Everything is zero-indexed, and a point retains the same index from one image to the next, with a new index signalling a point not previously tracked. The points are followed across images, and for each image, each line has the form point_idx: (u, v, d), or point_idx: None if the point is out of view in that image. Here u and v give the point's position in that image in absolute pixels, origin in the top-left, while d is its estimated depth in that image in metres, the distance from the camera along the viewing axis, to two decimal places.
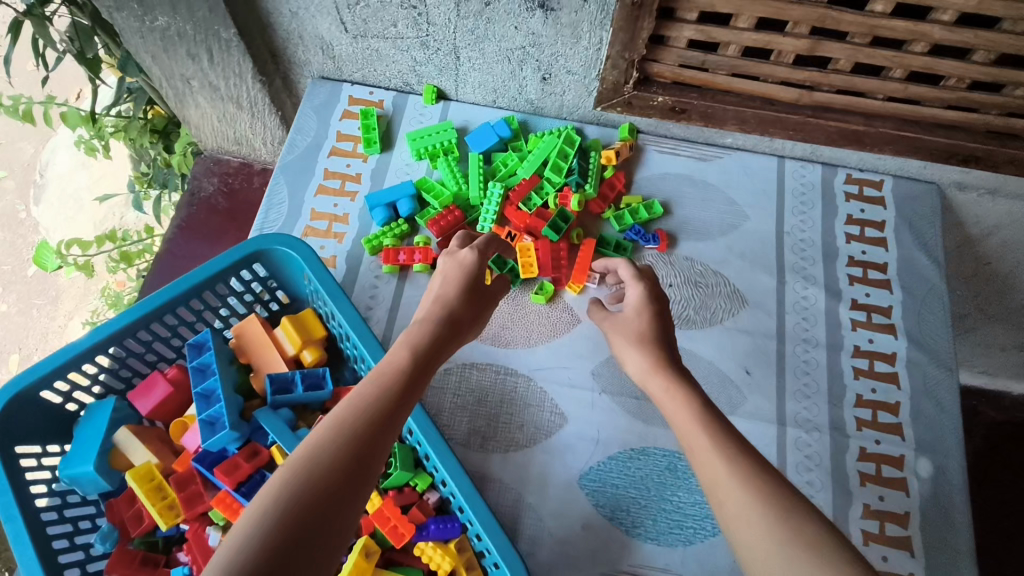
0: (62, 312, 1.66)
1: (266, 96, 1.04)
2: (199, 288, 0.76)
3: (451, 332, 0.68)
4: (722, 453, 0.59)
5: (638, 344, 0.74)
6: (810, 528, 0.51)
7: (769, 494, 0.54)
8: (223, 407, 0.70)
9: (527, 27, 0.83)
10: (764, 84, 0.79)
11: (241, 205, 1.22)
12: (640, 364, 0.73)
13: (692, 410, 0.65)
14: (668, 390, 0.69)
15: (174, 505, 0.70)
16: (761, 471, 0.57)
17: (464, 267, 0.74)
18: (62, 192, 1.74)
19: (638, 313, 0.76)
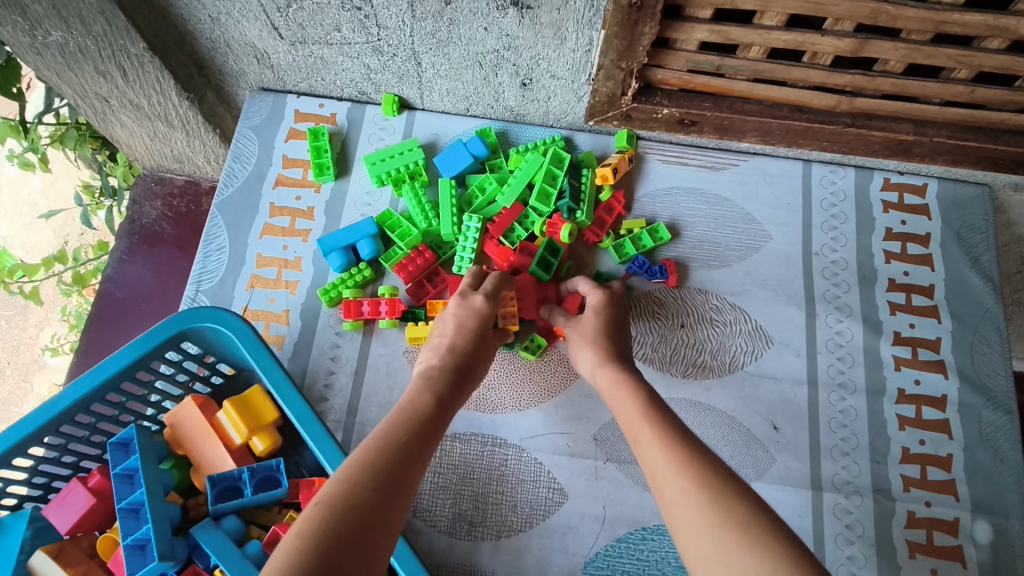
0: (32, 322, 1.50)
1: (199, 114, 0.89)
2: (118, 379, 0.63)
3: (466, 378, 0.62)
4: (663, 439, 0.52)
5: (591, 342, 0.65)
6: (741, 507, 0.45)
7: (706, 481, 0.47)
8: (151, 530, 0.57)
9: (499, 28, 0.67)
10: (794, 90, 0.65)
11: (190, 231, 1.07)
12: (589, 361, 0.65)
13: (635, 399, 0.58)
14: (615, 382, 0.61)
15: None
16: (702, 457, 0.50)
17: (480, 307, 0.66)
18: (14, 200, 1.56)
19: (595, 312, 0.68)
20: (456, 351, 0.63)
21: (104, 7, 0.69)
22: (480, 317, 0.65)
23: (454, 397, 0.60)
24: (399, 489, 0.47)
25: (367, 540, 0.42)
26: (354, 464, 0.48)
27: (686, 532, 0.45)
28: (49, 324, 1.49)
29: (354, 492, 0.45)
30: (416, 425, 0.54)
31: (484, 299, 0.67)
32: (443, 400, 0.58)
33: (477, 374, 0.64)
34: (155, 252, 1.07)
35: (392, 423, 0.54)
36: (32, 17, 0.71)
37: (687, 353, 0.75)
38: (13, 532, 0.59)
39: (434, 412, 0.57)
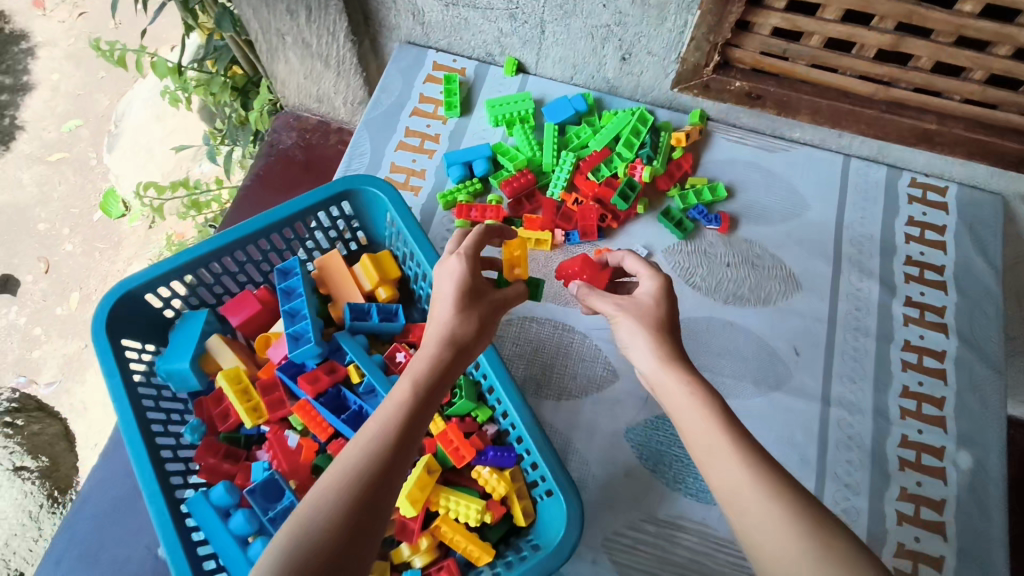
0: (122, 257, 1.86)
1: (355, 55, 1.10)
2: (292, 219, 0.82)
3: (458, 360, 0.60)
4: (746, 459, 0.55)
5: (656, 330, 0.65)
6: (838, 542, 0.49)
7: (799, 512, 0.51)
8: (309, 325, 0.76)
9: (615, 5, 0.87)
10: (843, 77, 0.82)
11: (318, 158, 1.28)
12: (650, 355, 0.64)
13: (705, 405, 0.59)
14: (686, 383, 0.61)
15: (258, 408, 0.76)
16: (786, 484, 0.53)
17: (457, 271, 0.64)
18: (134, 142, 1.91)
19: (656, 299, 0.68)
20: (446, 331, 0.61)
21: None
22: (460, 282, 0.64)
23: (443, 384, 0.58)
24: (378, 491, 0.49)
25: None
26: (330, 477, 0.50)
27: (781, 559, 0.49)
28: (138, 257, 1.85)
29: (324, 509, 0.47)
30: (401, 424, 0.54)
31: (458, 263, 0.65)
32: (433, 391, 0.57)
33: (475, 352, 0.62)
34: (287, 171, 1.27)
35: (376, 428, 0.53)
36: None
37: (729, 286, 0.91)
38: (196, 321, 0.80)
39: (416, 402, 0.56)
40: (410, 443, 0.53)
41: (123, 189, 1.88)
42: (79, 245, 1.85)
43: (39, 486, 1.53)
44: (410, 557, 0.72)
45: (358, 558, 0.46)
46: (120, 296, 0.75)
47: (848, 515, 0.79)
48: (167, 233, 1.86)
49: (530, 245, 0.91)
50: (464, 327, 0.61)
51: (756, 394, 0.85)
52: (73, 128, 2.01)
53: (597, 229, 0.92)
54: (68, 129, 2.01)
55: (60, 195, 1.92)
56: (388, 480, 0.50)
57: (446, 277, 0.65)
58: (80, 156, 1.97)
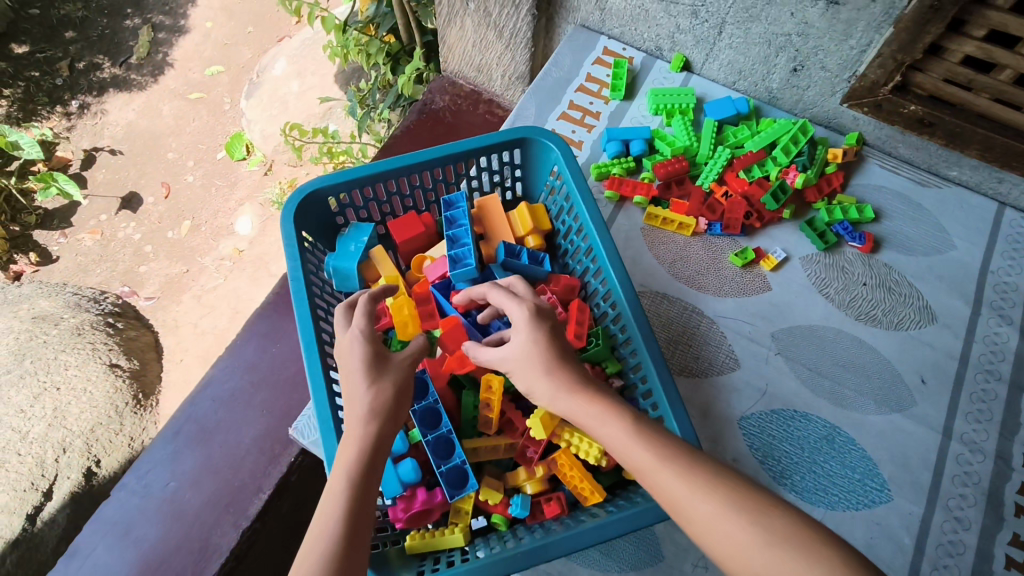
0: (234, 197, 1.96)
1: (530, 30, 1.18)
2: (467, 155, 0.88)
3: (384, 431, 0.60)
4: (674, 467, 0.54)
5: (546, 376, 0.62)
6: (780, 519, 0.50)
7: (734, 501, 0.51)
8: (469, 250, 0.81)
9: (803, 15, 0.91)
10: (1023, 116, 0.82)
11: (464, 124, 1.35)
12: (554, 398, 0.62)
13: (623, 426, 0.58)
14: (595, 411, 0.60)
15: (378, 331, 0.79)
16: (719, 479, 0.53)
17: (359, 350, 0.64)
18: (273, 93, 2.07)
19: (535, 338, 0.64)
20: (367, 410, 0.60)
21: None
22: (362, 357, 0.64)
23: (375, 459, 0.58)
24: None
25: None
26: None
27: (735, 555, 0.49)
28: (251, 198, 1.94)
29: None
30: (344, 514, 0.54)
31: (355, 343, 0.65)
32: (365, 474, 0.57)
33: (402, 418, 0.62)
34: (435, 129, 1.35)
35: (321, 528, 0.53)
36: None
37: (863, 304, 0.92)
38: (365, 231, 0.86)
39: (356, 488, 0.56)
40: (360, 532, 0.53)
41: (252, 133, 2.02)
42: (200, 178, 1.97)
43: (128, 385, 1.58)
44: (524, 481, 0.74)
45: None
46: (308, 193, 0.82)
47: (955, 548, 0.78)
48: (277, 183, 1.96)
49: (671, 228, 0.96)
50: (380, 398, 0.61)
51: (877, 412, 0.85)
52: (216, 73, 2.17)
53: (741, 225, 0.94)
54: (211, 74, 2.17)
55: (194, 129, 2.07)
56: None
57: (346, 360, 0.65)
58: (217, 99, 2.12)
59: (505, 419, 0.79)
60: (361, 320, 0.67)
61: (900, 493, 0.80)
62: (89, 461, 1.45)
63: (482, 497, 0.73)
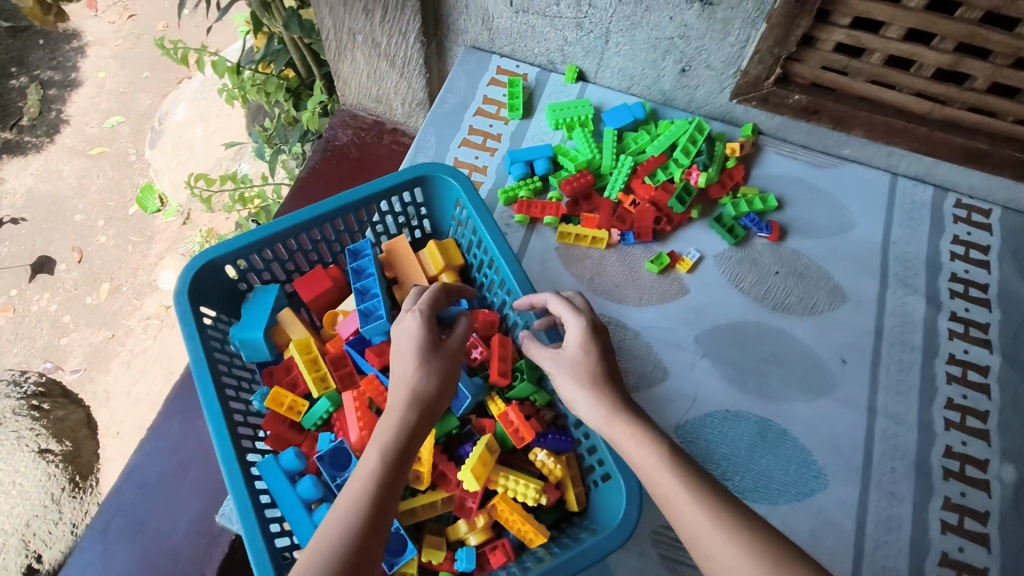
0: (155, 251, 1.86)
1: (422, 55, 1.14)
2: (367, 202, 0.85)
3: (423, 421, 0.58)
4: (703, 502, 0.53)
5: (592, 387, 0.64)
6: None
7: (758, 548, 0.49)
8: (380, 301, 0.78)
9: (681, 18, 0.92)
10: (899, 94, 0.86)
11: (371, 158, 1.33)
12: (598, 412, 0.62)
13: (659, 453, 0.57)
14: (631, 434, 0.60)
15: (296, 407, 0.75)
16: (746, 522, 0.51)
17: (414, 331, 0.62)
18: (177, 140, 1.97)
19: (585, 348, 0.66)
20: (412, 392, 0.58)
21: None
22: (416, 338, 0.62)
23: (411, 447, 0.56)
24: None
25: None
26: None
27: None
28: (172, 252, 1.85)
29: None
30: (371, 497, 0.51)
31: (413, 323, 0.62)
32: (400, 459, 0.54)
33: (440, 409, 0.60)
34: (341, 166, 1.32)
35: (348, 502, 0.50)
36: None
37: (778, 293, 0.94)
38: (268, 295, 0.82)
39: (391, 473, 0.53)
40: (381, 518, 0.50)
41: (162, 183, 1.91)
42: (112, 237, 1.87)
43: (62, 469, 1.50)
44: (466, 534, 0.72)
45: None
46: (202, 265, 0.78)
47: (892, 523, 0.80)
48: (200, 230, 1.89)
49: (586, 243, 0.95)
50: (427, 385, 0.59)
51: (805, 400, 0.87)
52: (116, 124, 2.06)
53: (652, 232, 0.95)
54: (110, 126, 2.06)
55: (99, 188, 1.95)
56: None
57: (400, 337, 0.62)
58: (119, 151, 2.02)
59: (437, 472, 0.75)
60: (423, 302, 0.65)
61: (836, 477, 0.82)
62: (29, 557, 1.39)
63: (425, 558, 0.70)
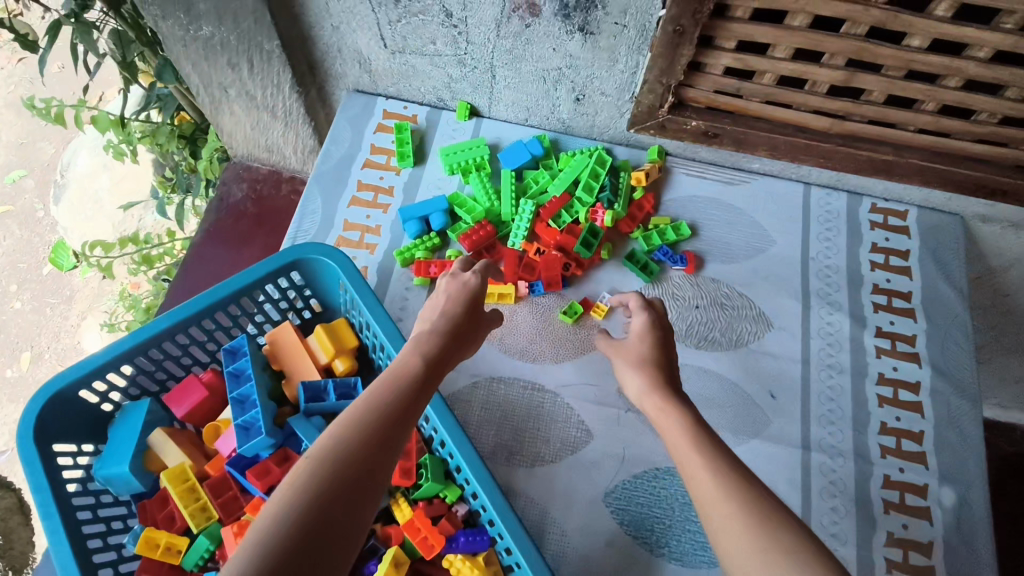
0: (75, 311, 1.76)
1: (302, 106, 1.05)
2: (238, 295, 0.76)
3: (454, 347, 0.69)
4: (712, 467, 0.60)
5: (640, 368, 0.74)
6: (786, 533, 0.52)
7: (752, 507, 0.55)
8: (258, 412, 0.70)
9: (565, 49, 0.85)
10: (796, 112, 0.81)
11: (271, 212, 1.21)
12: (640, 386, 0.73)
13: (684, 426, 0.66)
14: (664, 410, 0.69)
15: (175, 547, 0.68)
16: (746, 484, 0.57)
17: (470, 279, 0.76)
18: (83, 193, 1.79)
19: (641, 335, 0.77)
20: (448, 322, 0.70)
21: (257, 7, 0.86)
22: (471, 289, 0.75)
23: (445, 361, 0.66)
24: (401, 425, 0.55)
25: (359, 479, 0.49)
26: (356, 413, 0.53)
27: (738, 557, 0.52)
28: (92, 311, 1.74)
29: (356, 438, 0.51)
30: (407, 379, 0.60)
31: (473, 275, 0.76)
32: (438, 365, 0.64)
33: (466, 340, 0.71)
34: (239, 226, 1.20)
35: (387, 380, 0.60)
36: (194, 14, 0.88)
37: (700, 329, 0.89)
38: (136, 415, 0.73)
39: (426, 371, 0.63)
40: (420, 396, 0.59)
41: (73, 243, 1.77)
42: (28, 302, 1.73)
43: None
44: None
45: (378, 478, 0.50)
46: (49, 398, 0.68)
47: None
48: (123, 286, 1.75)
49: (493, 300, 0.88)
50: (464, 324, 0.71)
51: (735, 443, 0.82)
52: (17, 179, 1.86)
53: (561, 279, 0.89)
54: (11, 180, 1.86)
55: (3, 250, 1.79)
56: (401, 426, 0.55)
57: (457, 285, 0.76)
58: (24, 209, 1.83)
59: None
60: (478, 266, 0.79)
61: None
62: None
63: None
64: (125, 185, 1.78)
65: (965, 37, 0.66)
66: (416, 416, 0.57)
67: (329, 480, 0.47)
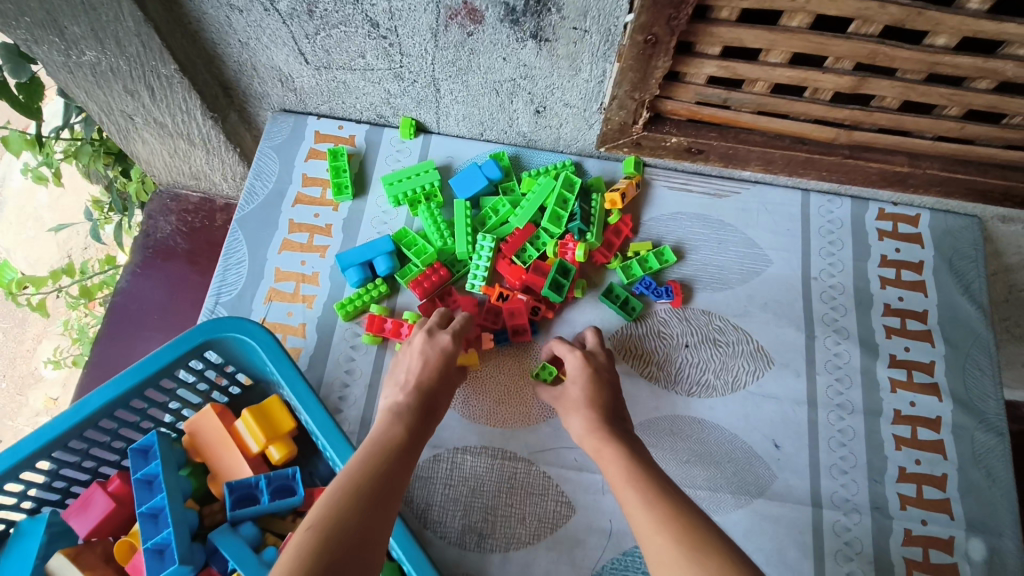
0: (30, 334, 1.57)
1: (221, 133, 0.91)
2: (142, 387, 0.64)
3: (426, 420, 0.64)
4: (647, 501, 0.54)
5: (576, 412, 0.68)
6: (716, 563, 0.47)
7: (684, 537, 0.50)
8: (171, 533, 0.58)
9: (517, 58, 0.71)
10: (795, 123, 0.69)
11: (205, 246, 1.08)
12: (578, 429, 0.67)
13: (622, 461, 0.60)
14: (602, 449, 0.63)
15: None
16: (682, 514, 0.52)
17: (445, 343, 0.69)
18: (20, 212, 1.62)
19: (575, 381, 0.69)
20: (427, 380, 0.67)
21: (141, 30, 0.72)
22: (445, 353, 0.69)
23: (425, 426, 0.63)
24: (389, 497, 0.52)
25: (354, 552, 0.46)
26: (340, 490, 0.51)
27: None
28: (47, 335, 1.56)
29: (344, 515, 0.48)
30: (389, 454, 0.57)
31: (445, 334, 0.70)
32: (416, 435, 0.61)
33: (439, 409, 0.66)
34: (168, 265, 1.07)
35: (365, 456, 0.56)
36: (70, 38, 0.74)
37: (691, 373, 0.78)
38: (34, 536, 0.61)
39: (408, 441, 0.60)
40: (405, 466, 0.57)
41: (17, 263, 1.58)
42: None
43: None
44: None
45: (375, 548, 0.47)
46: None
47: None
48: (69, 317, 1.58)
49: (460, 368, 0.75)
50: (441, 382, 0.67)
51: (737, 506, 0.72)
52: None
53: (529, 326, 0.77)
54: None
55: None
56: (390, 497, 0.52)
57: (432, 350, 0.69)
58: None
59: None
60: (453, 323, 0.72)
61: None
62: None
63: None
64: (65, 204, 1.62)
65: (1003, 34, 0.54)
66: (402, 488, 0.54)
67: (328, 556, 0.44)
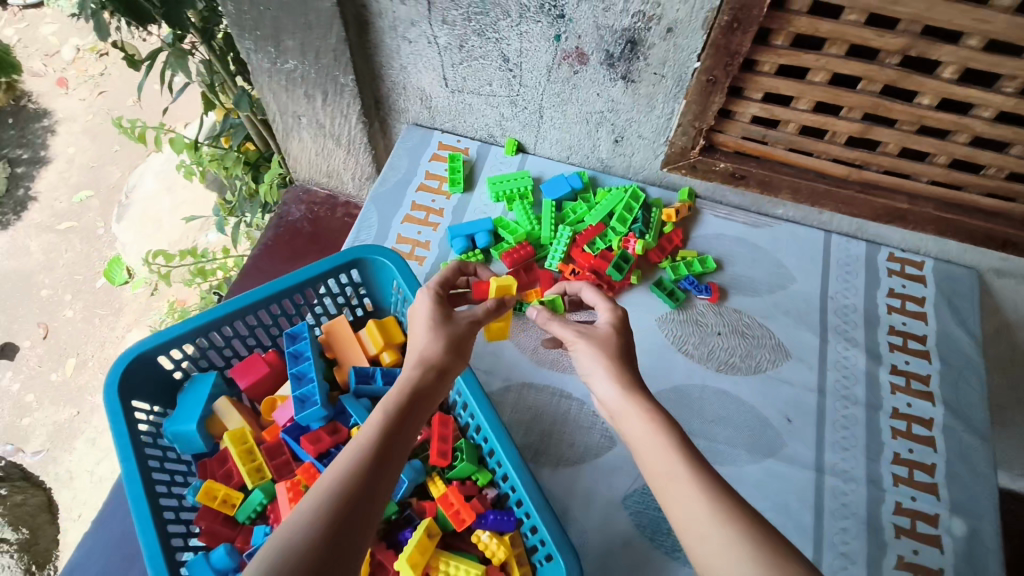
0: (121, 323, 1.73)
1: (365, 135, 1.17)
2: (304, 285, 0.85)
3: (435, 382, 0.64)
4: (701, 490, 0.56)
5: (613, 368, 0.67)
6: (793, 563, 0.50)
7: (745, 532, 0.52)
8: (315, 387, 0.77)
9: (608, 94, 0.95)
10: (818, 160, 0.90)
11: (325, 230, 1.33)
12: (614, 387, 0.66)
13: (663, 439, 0.60)
14: (647, 416, 0.63)
15: (231, 500, 0.75)
16: (746, 512, 0.54)
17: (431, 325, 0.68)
18: (144, 212, 1.84)
19: (614, 330, 0.71)
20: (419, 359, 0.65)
21: (338, 45, 0.99)
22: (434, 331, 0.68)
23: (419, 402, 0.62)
24: (370, 496, 0.51)
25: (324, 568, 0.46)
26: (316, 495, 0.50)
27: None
28: (138, 324, 1.72)
29: (313, 532, 0.47)
30: (373, 445, 0.55)
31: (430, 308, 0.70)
32: (406, 412, 0.60)
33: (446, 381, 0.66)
34: (293, 242, 1.31)
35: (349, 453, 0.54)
36: (281, 49, 1.01)
37: (721, 354, 0.94)
38: (203, 384, 0.81)
39: (394, 424, 0.58)
40: (388, 451, 0.55)
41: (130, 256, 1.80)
42: (78, 311, 1.73)
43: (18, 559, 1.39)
44: None
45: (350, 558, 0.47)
46: (136, 356, 0.76)
47: None
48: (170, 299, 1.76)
49: (487, 335, 0.88)
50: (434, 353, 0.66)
51: (751, 461, 0.86)
52: (84, 199, 1.92)
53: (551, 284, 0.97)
54: (80, 200, 1.92)
55: (62, 263, 1.81)
56: (372, 487, 0.52)
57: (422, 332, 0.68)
58: (86, 224, 1.87)
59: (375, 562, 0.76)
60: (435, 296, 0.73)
61: None
62: None
63: None
64: (185, 206, 1.83)
65: (970, 97, 0.75)
66: (382, 481, 0.53)
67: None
